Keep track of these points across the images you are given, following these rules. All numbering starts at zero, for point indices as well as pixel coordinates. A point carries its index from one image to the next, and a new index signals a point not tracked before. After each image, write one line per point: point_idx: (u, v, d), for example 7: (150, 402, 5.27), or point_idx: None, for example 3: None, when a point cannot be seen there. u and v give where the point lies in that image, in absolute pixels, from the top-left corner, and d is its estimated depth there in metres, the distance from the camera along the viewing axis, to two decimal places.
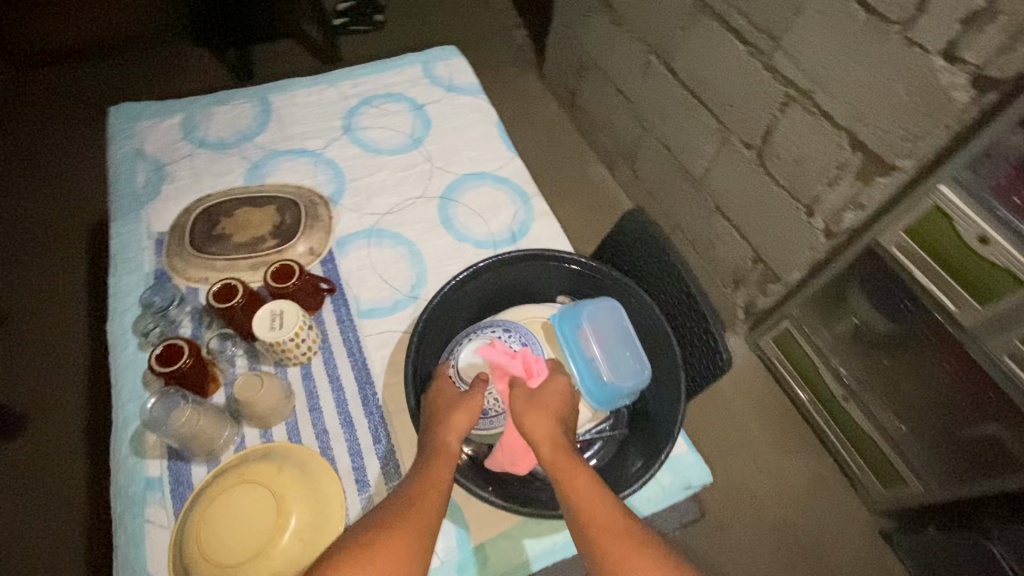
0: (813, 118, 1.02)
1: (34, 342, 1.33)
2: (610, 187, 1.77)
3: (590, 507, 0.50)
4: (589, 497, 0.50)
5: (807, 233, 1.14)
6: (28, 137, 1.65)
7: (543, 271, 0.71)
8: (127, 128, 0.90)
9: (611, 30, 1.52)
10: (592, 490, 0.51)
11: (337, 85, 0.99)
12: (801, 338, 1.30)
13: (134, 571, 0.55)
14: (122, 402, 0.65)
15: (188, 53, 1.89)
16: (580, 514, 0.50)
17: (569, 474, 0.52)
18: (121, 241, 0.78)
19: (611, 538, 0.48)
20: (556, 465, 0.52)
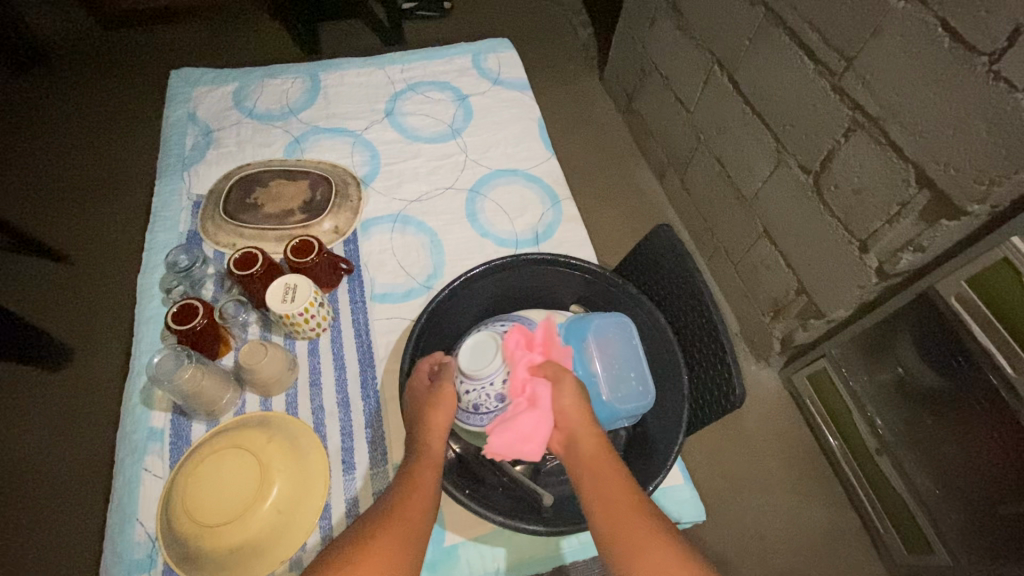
0: (879, 148, 0.95)
1: (90, 282, 1.42)
2: (655, 196, 1.72)
3: (620, 498, 0.49)
4: (618, 487, 0.50)
5: (857, 270, 1.06)
6: (110, 92, 1.76)
7: (558, 277, 0.70)
8: (185, 92, 0.94)
9: (676, 36, 1.46)
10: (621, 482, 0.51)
11: (386, 69, 1.00)
12: (838, 381, 1.22)
13: (125, 514, 0.58)
14: (140, 352, 0.68)
15: (263, 25, 1.97)
16: (609, 504, 0.49)
17: (599, 466, 0.52)
18: (163, 200, 0.82)
19: (640, 528, 0.47)
20: (586, 455, 0.53)
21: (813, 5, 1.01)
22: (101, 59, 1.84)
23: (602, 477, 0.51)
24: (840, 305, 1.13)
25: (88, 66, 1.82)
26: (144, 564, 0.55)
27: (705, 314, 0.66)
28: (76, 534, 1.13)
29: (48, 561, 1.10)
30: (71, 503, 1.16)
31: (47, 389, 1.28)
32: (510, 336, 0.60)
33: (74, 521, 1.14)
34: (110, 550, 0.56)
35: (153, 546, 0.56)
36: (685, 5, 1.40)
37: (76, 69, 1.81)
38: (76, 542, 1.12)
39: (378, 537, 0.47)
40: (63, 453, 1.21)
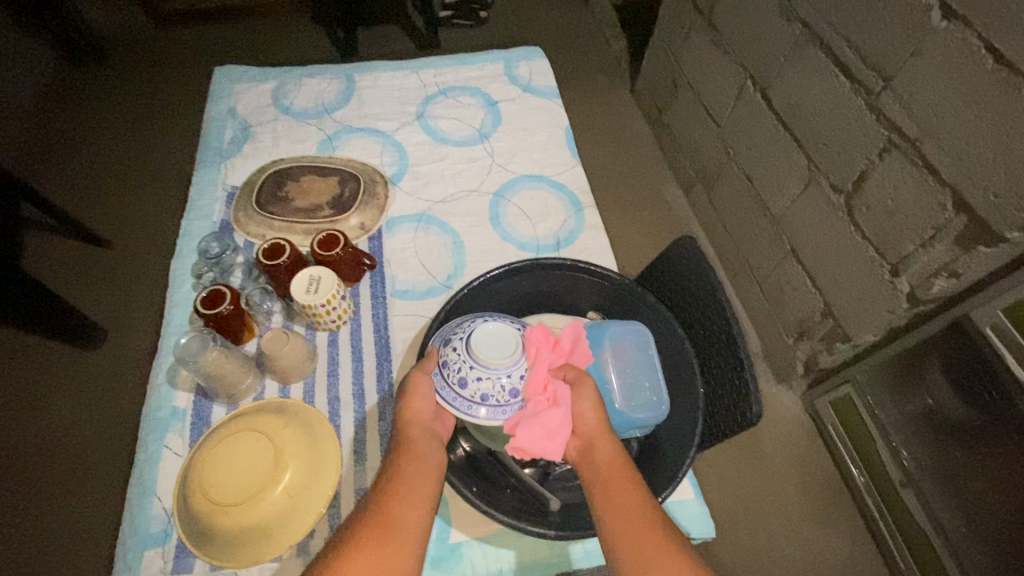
0: (915, 169, 0.93)
1: (127, 267, 1.48)
2: (681, 211, 1.70)
3: (625, 501, 0.49)
4: (624, 490, 0.50)
5: (886, 294, 1.03)
6: (158, 87, 1.84)
7: (576, 283, 0.70)
8: (227, 88, 0.98)
9: (710, 51, 1.46)
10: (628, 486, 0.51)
11: (419, 73, 1.02)
12: (863, 409, 1.19)
13: (144, 489, 0.60)
14: (168, 334, 0.70)
15: (305, 28, 2.04)
16: (614, 505, 0.49)
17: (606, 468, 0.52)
18: (199, 189, 0.85)
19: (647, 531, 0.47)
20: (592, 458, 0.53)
21: (852, 23, 1.00)
22: (152, 56, 1.92)
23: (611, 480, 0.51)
24: (868, 329, 1.09)
25: (139, 62, 1.90)
26: (158, 538, 0.57)
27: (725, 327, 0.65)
28: (96, 510, 1.16)
29: (68, 534, 1.14)
30: (93, 479, 1.20)
31: (79, 367, 1.33)
32: (530, 333, 0.59)
33: (95, 497, 1.18)
34: (127, 522, 0.58)
35: (169, 522, 0.58)
36: (720, 21, 1.40)
37: (128, 64, 1.90)
38: (95, 517, 1.15)
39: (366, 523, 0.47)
40: (89, 431, 1.25)
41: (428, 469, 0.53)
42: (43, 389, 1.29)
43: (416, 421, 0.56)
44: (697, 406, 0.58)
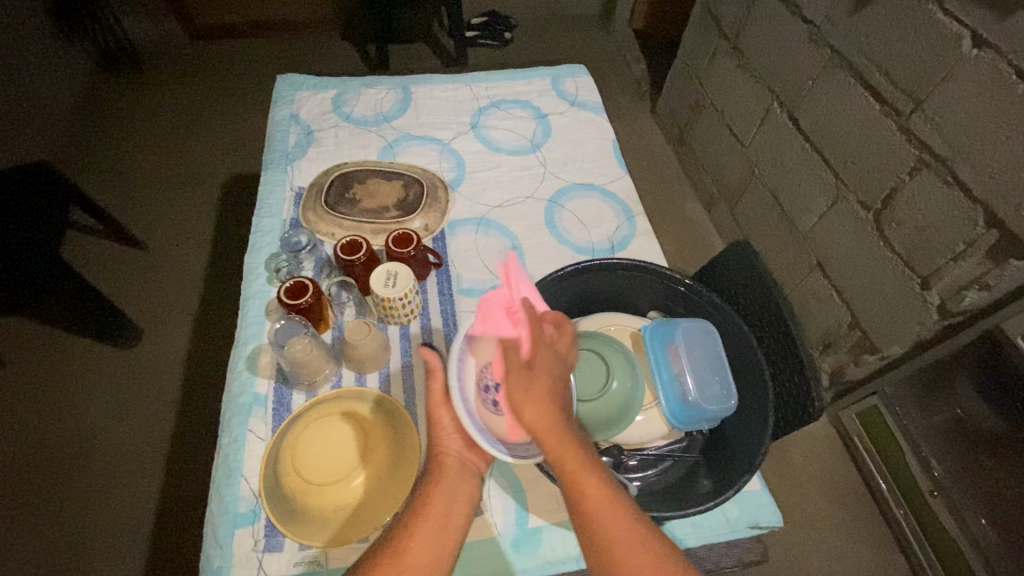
0: (947, 187, 0.97)
1: (162, 268, 1.50)
2: (704, 226, 1.75)
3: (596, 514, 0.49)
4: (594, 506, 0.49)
5: (917, 307, 1.07)
6: (194, 96, 1.89)
7: (641, 283, 0.73)
8: (289, 95, 1.02)
9: (736, 73, 1.52)
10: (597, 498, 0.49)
11: (472, 86, 1.07)
12: (890, 419, 1.21)
13: (230, 470, 0.62)
14: (245, 323, 0.73)
15: (335, 43, 2.10)
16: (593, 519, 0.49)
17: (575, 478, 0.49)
18: (267, 189, 0.88)
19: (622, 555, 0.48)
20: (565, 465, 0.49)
21: (883, 49, 1.06)
22: (188, 66, 1.97)
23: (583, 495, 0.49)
24: (897, 341, 1.13)
25: (175, 72, 1.95)
26: (248, 517, 0.59)
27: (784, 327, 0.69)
28: (132, 509, 1.16)
29: (104, 532, 1.13)
30: (129, 478, 1.20)
31: (115, 366, 1.34)
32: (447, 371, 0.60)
33: (131, 496, 1.18)
34: (216, 501, 0.60)
35: (256, 502, 0.60)
36: (746, 45, 1.46)
37: (164, 73, 1.94)
38: (131, 516, 1.15)
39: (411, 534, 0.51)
40: (125, 429, 1.25)
41: (457, 491, 0.56)
42: (79, 386, 1.30)
43: (447, 451, 0.58)
44: (768, 400, 0.61)
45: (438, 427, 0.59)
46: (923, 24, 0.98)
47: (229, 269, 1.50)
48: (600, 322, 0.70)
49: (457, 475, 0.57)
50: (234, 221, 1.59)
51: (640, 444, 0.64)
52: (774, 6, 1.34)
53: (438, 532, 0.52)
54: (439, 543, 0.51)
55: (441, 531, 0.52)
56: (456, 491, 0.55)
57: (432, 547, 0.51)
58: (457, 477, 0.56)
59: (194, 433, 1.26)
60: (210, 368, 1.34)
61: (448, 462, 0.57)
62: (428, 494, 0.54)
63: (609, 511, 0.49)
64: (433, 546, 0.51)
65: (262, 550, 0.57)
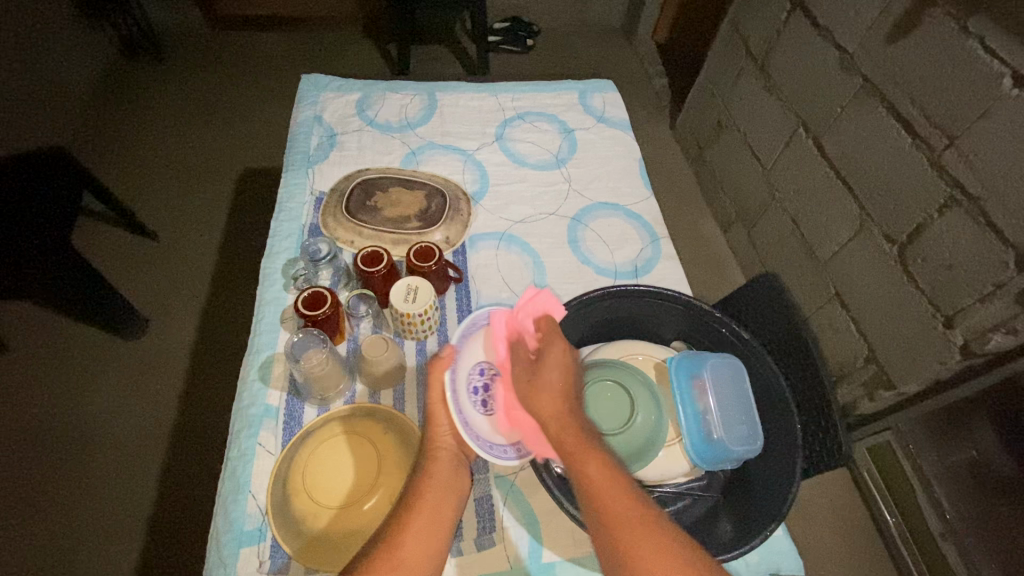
0: (977, 227, 0.96)
1: (171, 260, 1.49)
2: (719, 248, 1.73)
3: (600, 491, 0.48)
4: (599, 481, 0.49)
5: (938, 346, 1.05)
6: (211, 86, 1.87)
7: (666, 312, 0.71)
8: (313, 95, 1.00)
9: (761, 95, 1.50)
10: (603, 473, 0.49)
11: (498, 96, 1.05)
12: (901, 454, 1.19)
13: (237, 485, 0.60)
14: (260, 330, 0.71)
15: (356, 40, 2.08)
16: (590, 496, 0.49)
17: (580, 459, 0.50)
18: (287, 191, 0.87)
19: (629, 534, 0.46)
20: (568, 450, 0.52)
21: (917, 82, 1.04)
22: (207, 56, 1.96)
23: (586, 468, 0.50)
24: (914, 379, 1.11)
25: (193, 61, 1.94)
26: (254, 536, 0.57)
27: (812, 365, 0.68)
28: (126, 506, 1.14)
29: (97, 528, 1.11)
30: (124, 474, 1.17)
31: (118, 356, 1.32)
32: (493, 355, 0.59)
33: (127, 492, 1.15)
34: (222, 516, 0.58)
35: (263, 520, 0.58)
36: (774, 68, 1.44)
37: (183, 62, 1.93)
38: (125, 513, 1.13)
39: (398, 537, 0.49)
40: (124, 423, 1.23)
41: (447, 493, 0.54)
42: (81, 375, 1.29)
43: (441, 448, 0.57)
44: (796, 442, 0.60)
45: (435, 419, 0.58)
46: (962, 60, 0.96)
47: (237, 264, 1.49)
48: (622, 350, 0.68)
49: (450, 474, 0.55)
50: (246, 216, 1.58)
51: (660, 480, 0.63)
52: (805, 30, 1.32)
53: (429, 530, 0.51)
54: (430, 541, 0.50)
55: (433, 529, 0.51)
56: (446, 490, 0.54)
57: (424, 547, 0.49)
58: (450, 475, 0.55)
59: (194, 431, 1.23)
60: (213, 364, 1.32)
61: (439, 457, 0.56)
62: (422, 492, 0.53)
63: (610, 490, 0.48)
64: (425, 545, 0.49)
65: (268, 571, 0.56)
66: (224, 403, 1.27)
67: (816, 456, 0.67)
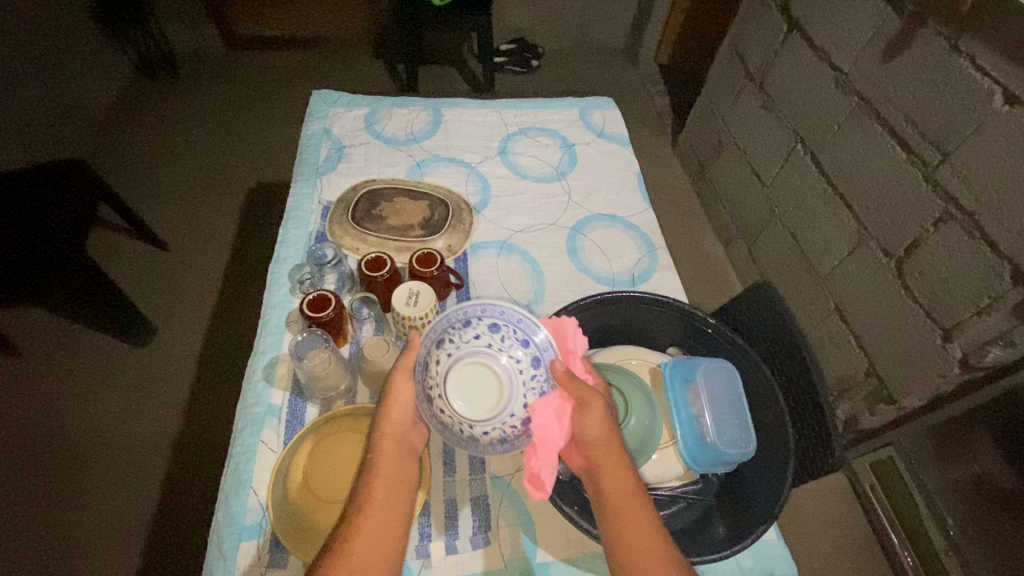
0: (972, 241, 0.97)
1: (181, 269, 1.52)
2: (720, 262, 1.74)
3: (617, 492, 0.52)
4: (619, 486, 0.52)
5: (937, 360, 1.05)
6: (226, 103, 1.93)
7: (661, 318, 0.72)
8: (323, 110, 1.04)
9: (760, 113, 1.53)
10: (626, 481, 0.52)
11: (501, 112, 1.08)
12: (903, 470, 1.19)
13: (239, 481, 0.61)
14: (265, 332, 0.73)
15: (366, 60, 2.15)
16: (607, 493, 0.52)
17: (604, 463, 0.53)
18: (296, 200, 0.90)
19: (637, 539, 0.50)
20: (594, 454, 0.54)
21: (911, 100, 1.07)
22: (223, 75, 2.03)
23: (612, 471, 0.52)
24: (914, 393, 1.11)
25: (208, 79, 2.01)
26: (254, 531, 0.58)
27: (805, 371, 0.69)
28: (129, 511, 1.15)
29: (98, 533, 1.12)
30: (127, 478, 1.19)
31: (126, 363, 1.35)
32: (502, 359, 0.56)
33: (129, 497, 1.17)
34: (223, 511, 0.60)
35: (263, 515, 0.60)
36: (772, 87, 1.47)
37: (200, 80, 2.00)
38: (126, 518, 1.14)
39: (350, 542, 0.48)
40: (130, 428, 1.25)
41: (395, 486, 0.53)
42: (89, 380, 1.31)
43: (389, 435, 0.55)
44: (788, 445, 0.60)
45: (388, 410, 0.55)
46: (955, 78, 0.98)
47: (246, 274, 1.52)
48: (618, 356, 0.70)
49: (400, 459, 0.54)
50: (254, 228, 1.61)
51: (654, 483, 0.64)
52: (802, 50, 1.35)
53: (382, 521, 0.50)
54: (384, 533, 0.49)
55: (386, 519, 0.50)
56: (395, 483, 0.53)
57: (376, 548, 0.48)
58: (397, 464, 0.54)
59: (198, 438, 1.25)
60: (219, 371, 1.35)
61: (387, 442, 0.54)
62: (372, 488, 0.52)
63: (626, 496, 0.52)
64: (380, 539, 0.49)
65: (266, 565, 0.57)
66: (229, 410, 1.29)
67: (810, 462, 0.67)
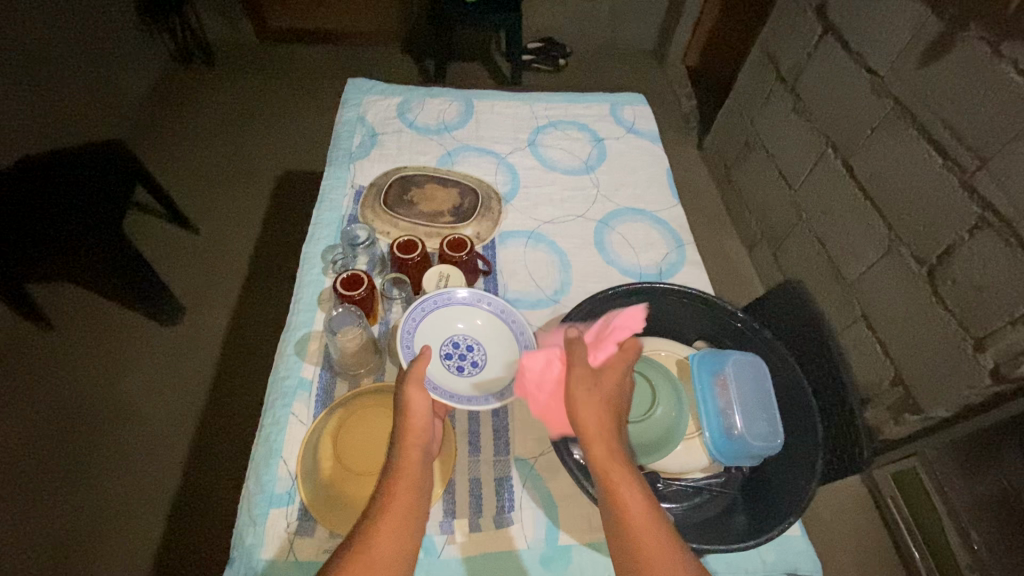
0: (1009, 248, 0.95)
1: (211, 252, 1.56)
2: (744, 266, 1.73)
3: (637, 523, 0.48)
4: (639, 513, 0.48)
5: (968, 370, 1.03)
6: (258, 93, 1.97)
7: (689, 311, 0.72)
8: (357, 98, 1.06)
9: (790, 116, 1.51)
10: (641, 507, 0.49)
11: (531, 105, 1.09)
12: (928, 483, 1.15)
13: (270, 450, 0.63)
14: (298, 308, 0.75)
15: (396, 55, 2.17)
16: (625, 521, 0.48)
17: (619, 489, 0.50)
18: (329, 183, 0.92)
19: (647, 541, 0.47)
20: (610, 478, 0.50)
21: (949, 104, 1.05)
22: (256, 65, 2.07)
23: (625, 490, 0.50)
24: (942, 403, 1.09)
25: (241, 69, 2.05)
26: (283, 498, 0.60)
27: (836, 370, 0.69)
28: (154, 481, 1.18)
29: (124, 503, 1.16)
30: (154, 451, 1.22)
31: (154, 342, 1.38)
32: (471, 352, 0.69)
33: (153, 472, 1.20)
34: (254, 479, 0.61)
35: (292, 484, 0.61)
36: (804, 91, 1.46)
37: (233, 70, 2.04)
38: (152, 490, 1.17)
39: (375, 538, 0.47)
40: (156, 404, 1.28)
41: (412, 482, 0.52)
42: (120, 356, 1.35)
43: (415, 431, 0.54)
44: (817, 440, 0.60)
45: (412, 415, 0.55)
46: (997, 83, 0.97)
47: (272, 259, 1.55)
48: (645, 346, 0.70)
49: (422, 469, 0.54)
50: (282, 215, 1.64)
51: (677, 473, 0.64)
52: (836, 54, 1.34)
53: (407, 512, 0.50)
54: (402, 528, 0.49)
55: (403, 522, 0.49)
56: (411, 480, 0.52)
57: (395, 547, 0.47)
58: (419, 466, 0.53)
59: (221, 417, 1.27)
60: (242, 354, 1.37)
61: (410, 449, 0.54)
62: (393, 484, 0.51)
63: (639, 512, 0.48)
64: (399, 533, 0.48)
65: (295, 533, 0.58)
66: (251, 393, 1.31)
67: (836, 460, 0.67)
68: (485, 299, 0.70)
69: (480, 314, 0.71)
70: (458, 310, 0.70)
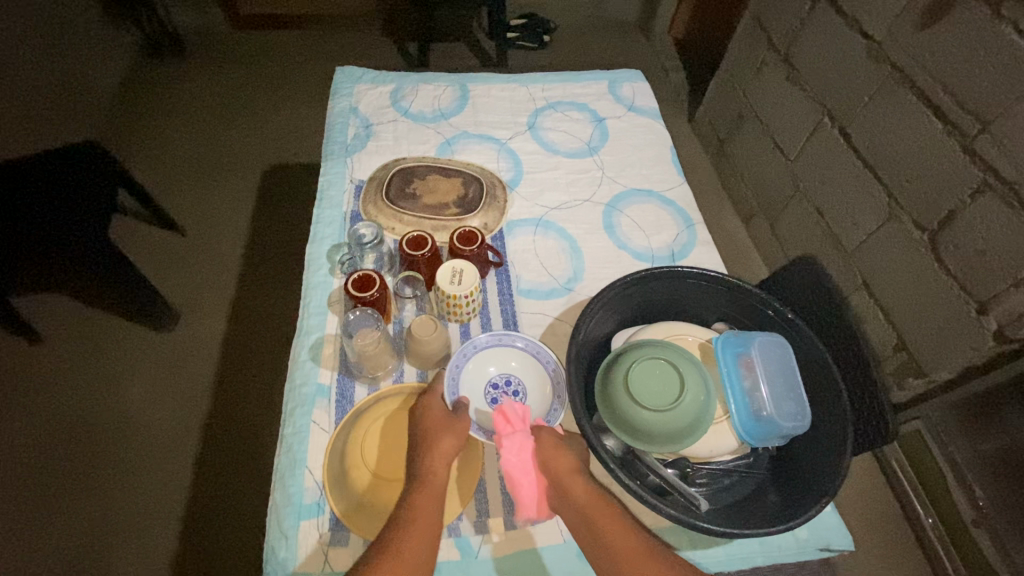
0: (1011, 211, 0.96)
1: (200, 253, 1.51)
2: (741, 239, 1.73)
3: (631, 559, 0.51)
4: (630, 549, 0.52)
5: (972, 334, 1.04)
6: (235, 84, 1.89)
7: (707, 293, 0.71)
8: (348, 87, 1.02)
9: (784, 86, 1.50)
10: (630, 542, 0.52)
11: (529, 86, 1.06)
12: (932, 444, 1.18)
13: (294, 461, 0.61)
14: (308, 312, 0.73)
15: (376, 38, 2.10)
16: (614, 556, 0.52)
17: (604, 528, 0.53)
18: (328, 179, 0.88)
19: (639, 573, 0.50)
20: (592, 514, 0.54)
21: (949, 68, 1.04)
22: (229, 54, 1.98)
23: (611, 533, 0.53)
24: (946, 366, 1.11)
25: (215, 59, 1.96)
26: (313, 509, 0.59)
27: (856, 347, 0.69)
28: (165, 490, 1.17)
29: (135, 514, 1.14)
30: (162, 460, 1.20)
31: (151, 349, 1.34)
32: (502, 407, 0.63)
33: (162, 481, 1.18)
34: (280, 491, 0.60)
35: (320, 494, 0.60)
36: (798, 58, 1.44)
37: (206, 60, 1.96)
38: (162, 500, 1.16)
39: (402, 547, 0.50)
40: (159, 412, 1.26)
41: (435, 495, 0.55)
42: (115, 365, 1.31)
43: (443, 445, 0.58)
44: (845, 419, 0.60)
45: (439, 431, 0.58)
46: (997, 46, 0.96)
47: (265, 257, 1.51)
48: (666, 331, 0.69)
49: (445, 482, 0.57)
50: (270, 211, 1.60)
51: (707, 457, 0.64)
52: (831, 20, 1.32)
53: (432, 520, 0.53)
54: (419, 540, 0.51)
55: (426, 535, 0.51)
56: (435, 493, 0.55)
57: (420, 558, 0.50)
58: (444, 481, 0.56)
59: (226, 422, 1.25)
60: (243, 357, 1.35)
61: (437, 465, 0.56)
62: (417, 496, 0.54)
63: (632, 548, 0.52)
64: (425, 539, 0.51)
65: (329, 543, 0.57)
66: (256, 396, 1.29)
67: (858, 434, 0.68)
68: (515, 338, 0.69)
69: (513, 355, 0.69)
70: (493, 353, 0.68)
